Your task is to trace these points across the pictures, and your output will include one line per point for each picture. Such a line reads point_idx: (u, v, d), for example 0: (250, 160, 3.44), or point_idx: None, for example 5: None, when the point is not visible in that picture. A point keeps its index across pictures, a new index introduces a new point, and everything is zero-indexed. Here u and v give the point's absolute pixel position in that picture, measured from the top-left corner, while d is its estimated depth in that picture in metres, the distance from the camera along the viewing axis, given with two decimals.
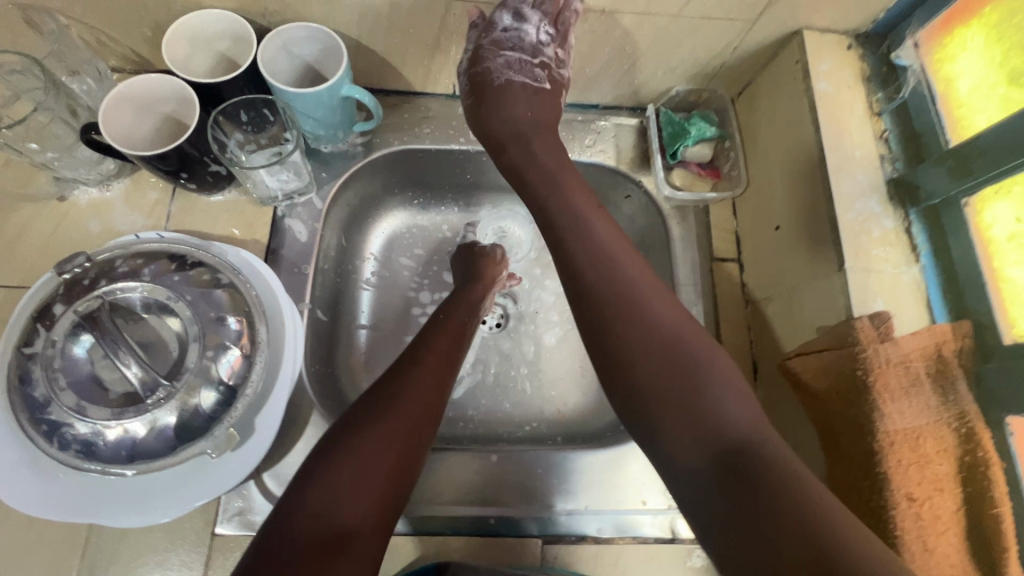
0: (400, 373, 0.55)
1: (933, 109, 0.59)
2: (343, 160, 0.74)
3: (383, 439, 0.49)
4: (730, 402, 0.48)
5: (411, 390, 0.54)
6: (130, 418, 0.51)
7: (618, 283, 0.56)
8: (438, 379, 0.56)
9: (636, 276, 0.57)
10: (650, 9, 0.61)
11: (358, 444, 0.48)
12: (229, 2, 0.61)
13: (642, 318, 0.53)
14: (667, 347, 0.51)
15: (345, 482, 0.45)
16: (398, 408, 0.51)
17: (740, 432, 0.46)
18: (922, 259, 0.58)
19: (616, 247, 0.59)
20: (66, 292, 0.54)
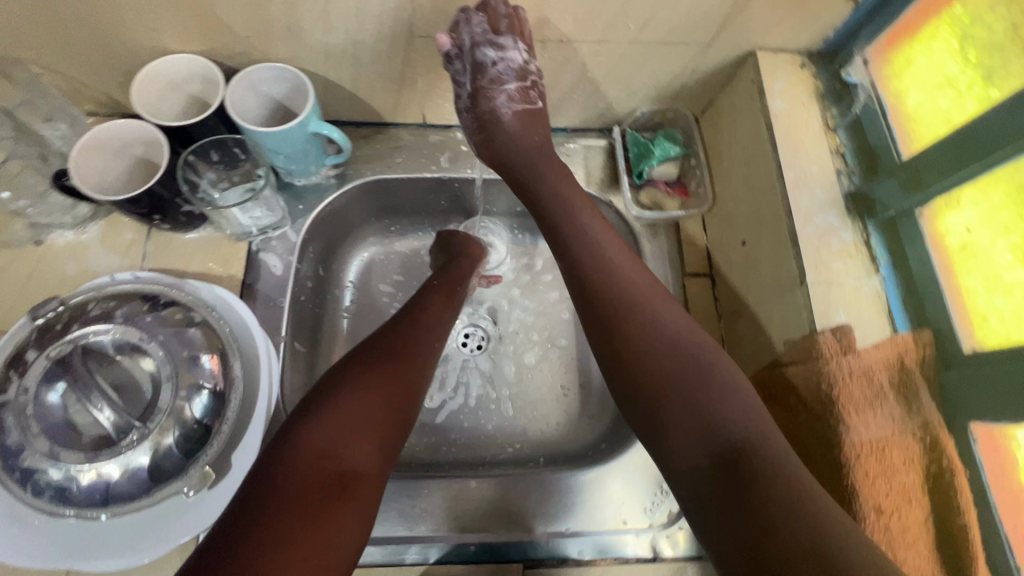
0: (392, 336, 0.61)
1: (885, 124, 0.61)
2: (316, 193, 0.76)
3: (382, 394, 0.54)
4: (731, 403, 0.49)
5: (406, 352, 0.59)
6: (104, 462, 0.52)
7: (627, 289, 0.58)
8: (426, 350, 0.62)
9: (643, 282, 0.59)
10: (606, 37, 0.63)
11: (359, 395, 0.53)
12: (196, 46, 0.62)
13: (650, 320, 0.56)
14: (671, 347, 0.53)
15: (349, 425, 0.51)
16: (391, 369, 0.57)
17: (739, 432, 0.48)
18: (881, 271, 0.58)
19: (626, 259, 0.61)
20: (39, 338, 0.55)
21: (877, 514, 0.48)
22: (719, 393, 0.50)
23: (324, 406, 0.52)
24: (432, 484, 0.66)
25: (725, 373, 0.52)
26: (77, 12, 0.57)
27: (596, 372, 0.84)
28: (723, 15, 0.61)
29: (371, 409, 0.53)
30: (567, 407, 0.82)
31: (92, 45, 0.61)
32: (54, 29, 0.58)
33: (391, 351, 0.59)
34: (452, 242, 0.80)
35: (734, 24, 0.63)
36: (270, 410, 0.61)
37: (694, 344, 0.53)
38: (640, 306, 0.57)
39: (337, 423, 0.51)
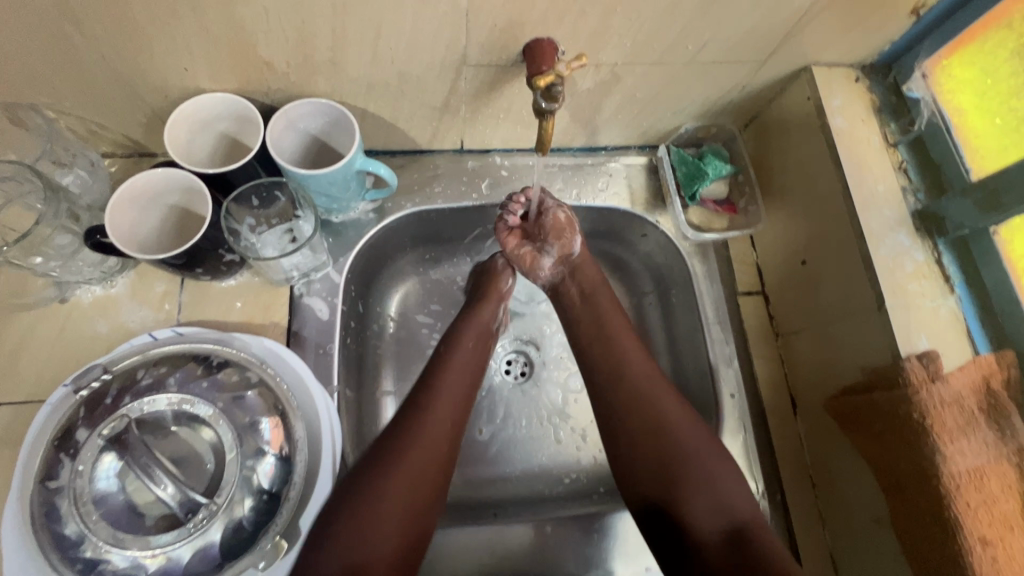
0: (405, 425, 0.58)
1: (950, 138, 0.60)
2: (356, 229, 0.72)
3: (403, 492, 0.54)
4: (731, 489, 0.57)
5: (423, 440, 0.57)
6: (173, 544, 0.48)
7: (641, 402, 0.62)
8: (450, 432, 0.59)
9: (655, 396, 0.62)
10: (662, 60, 0.61)
11: (376, 498, 0.52)
12: (230, 84, 0.58)
13: (663, 431, 0.60)
14: (682, 462, 0.58)
15: (363, 531, 0.51)
16: (408, 466, 0.55)
17: (742, 514, 0.56)
18: (956, 290, 0.58)
19: (643, 370, 0.64)
20: (88, 414, 0.51)
21: (984, 545, 0.49)
22: (721, 483, 0.57)
23: (342, 508, 0.52)
24: (501, 528, 0.64)
25: (725, 467, 0.58)
26: (104, 54, 0.52)
27: None
28: (784, 33, 0.59)
29: (389, 511, 0.52)
30: None
31: (117, 87, 0.56)
32: (77, 72, 0.53)
33: (406, 446, 0.56)
34: (481, 277, 0.76)
35: (793, 42, 0.61)
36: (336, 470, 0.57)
37: (716, 473, 0.57)
38: (653, 419, 0.60)
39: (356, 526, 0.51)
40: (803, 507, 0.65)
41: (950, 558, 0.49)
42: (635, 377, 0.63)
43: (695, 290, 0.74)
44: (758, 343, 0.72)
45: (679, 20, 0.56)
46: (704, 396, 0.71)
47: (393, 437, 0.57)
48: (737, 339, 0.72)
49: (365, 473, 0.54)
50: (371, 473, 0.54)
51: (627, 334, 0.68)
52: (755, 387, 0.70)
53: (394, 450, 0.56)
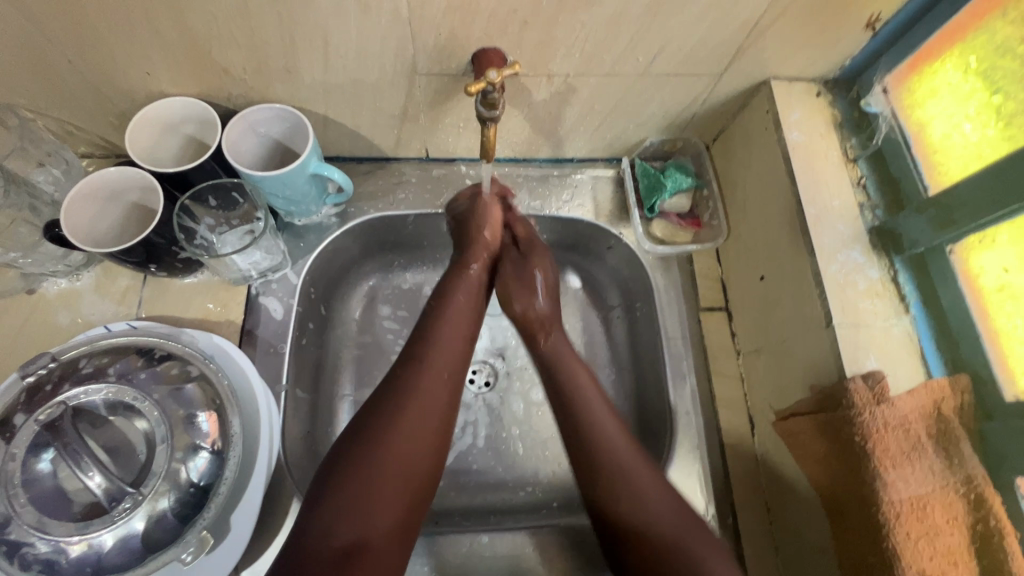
0: (405, 384, 0.54)
1: (909, 155, 0.59)
2: (317, 233, 0.73)
3: (402, 450, 0.50)
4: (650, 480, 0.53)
5: (422, 396, 0.54)
6: (96, 530, 0.49)
7: (572, 396, 0.59)
8: (448, 381, 0.56)
9: (585, 394, 0.59)
10: (615, 71, 0.61)
11: (373, 461, 0.49)
12: (192, 89, 0.60)
13: (594, 432, 0.56)
14: (610, 464, 0.54)
15: (363, 503, 0.48)
16: (409, 424, 0.52)
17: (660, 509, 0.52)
18: (911, 310, 0.56)
19: (569, 365, 0.62)
20: (27, 401, 0.53)
21: None
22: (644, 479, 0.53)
23: (336, 482, 0.48)
24: (440, 539, 0.63)
25: (653, 472, 0.54)
26: (68, 59, 0.55)
27: None
28: (737, 46, 0.59)
29: (390, 474, 0.49)
30: None
31: (85, 91, 0.59)
32: (45, 76, 0.56)
33: (405, 401, 0.53)
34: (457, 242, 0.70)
35: (749, 55, 0.60)
36: (272, 466, 0.58)
37: (644, 474, 0.54)
38: (583, 415, 0.58)
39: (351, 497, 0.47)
40: (757, 533, 0.62)
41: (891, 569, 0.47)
42: (568, 372, 0.61)
43: (655, 303, 0.73)
44: (719, 361, 0.70)
45: (626, 32, 0.56)
46: (660, 412, 0.69)
47: (391, 397, 0.53)
48: (696, 355, 0.70)
49: (360, 434, 0.51)
50: (369, 433, 0.51)
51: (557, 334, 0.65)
52: (713, 406, 0.67)
53: (393, 409, 0.52)
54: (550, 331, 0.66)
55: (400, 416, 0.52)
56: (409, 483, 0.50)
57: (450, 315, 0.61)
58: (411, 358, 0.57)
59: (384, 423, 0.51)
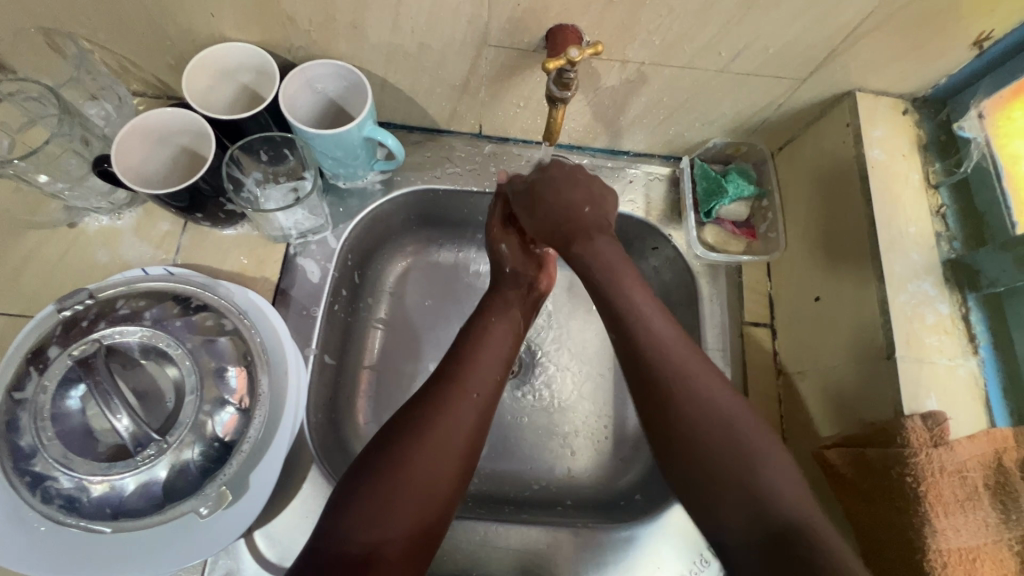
0: (436, 398, 0.52)
1: (1000, 188, 0.56)
2: (360, 198, 0.71)
3: (423, 468, 0.47)
4: (704, 387, 0.49)
5: (451, 411, 0.51)
6: (118, 474, 0.49)
7: (682, 380, 0.49)
8: (476, 405, 0.52)
9: (685, 358, 0.50)
10: (693, 64, 0.58)
11: (394, 473, 0.46)
12: (254, 36, 0.58)
13: (713, 414, 0.48)
14: (727, 445, 0.47)
15: (382, 512, 0.45)
16: (435, 435, 0.49)
17: (709, 411, 0.48)
18: (980, 352, 0.53)
19: (685, 348, 0.51)
20: (63, 334, 0.52)
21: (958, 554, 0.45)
22: (689, 381, 0.49)
23: (357, 490, 0.46)
24: (455, 524, 0.62)
25: (778, 456, 0.47)
26: None
27: (633, 416, 0.75)
28: (830, 50, 0.55)
29: (411, 484, 0.46)
30: (600, 447, 0.74)
31: (148, 28, 0.58)
32: (110, 6, 0.55)
33: (439, 415, 0.50)
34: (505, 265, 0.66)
35: (841, 60, 0.57)
36: (296, 428, 0.57)
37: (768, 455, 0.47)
38: (732, 433, 0.47)
39: (371, 512, 0.45)
40: None
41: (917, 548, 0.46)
42: (663, 337, 0.51)
43: (698, 311, 0.70)
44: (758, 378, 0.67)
45: (714, 24, 0.52)
46: None
47: (425, 410, 0.50)
48: (735, 371, 0.67)
49: (382, 444, 0.49)
50: (393, 445, 0.48)
51: (675, 329, 0.52)
52: None
53: (424, 414, 0.50)
54: (654, 317, 0.52)
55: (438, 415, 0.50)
56: (430, 499, 0.47)
57: (487, 337, 0.58)
58: (450, 372, 0.54)
59: (414, 433, 0.49)
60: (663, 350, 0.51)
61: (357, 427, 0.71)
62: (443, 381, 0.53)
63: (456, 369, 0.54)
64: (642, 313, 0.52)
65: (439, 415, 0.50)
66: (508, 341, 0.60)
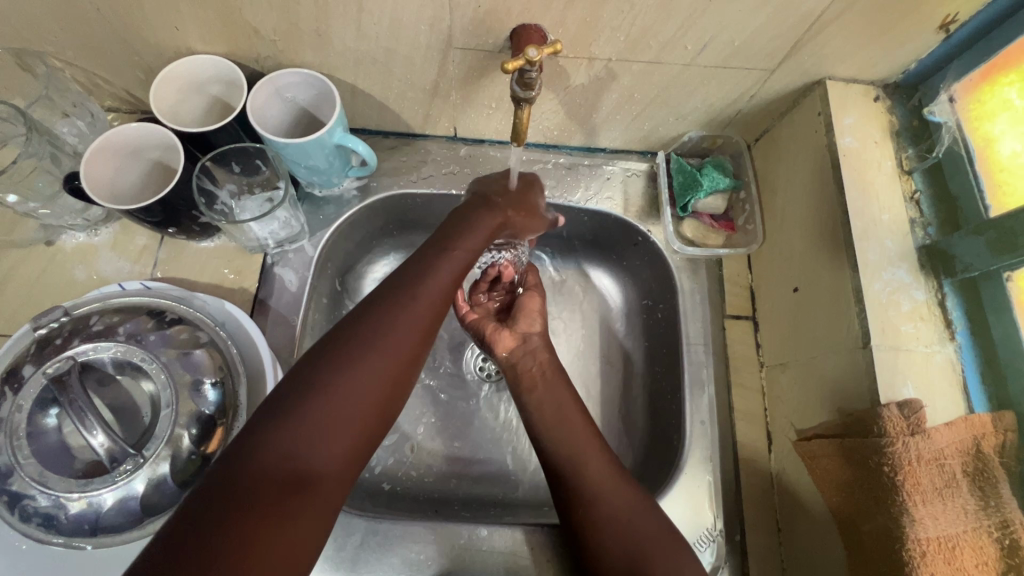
0: (339, 358, 0.44)
1: (971, 172, 0.55)
2: (337, 206, 0.71)
3: (327, 445, 0.41)
4: (619, 500, 0.54)
5: (354, 374, 0.44)
6: (95, 491, 0.49)
7: (606, 491, 0.54)
8: (418, 327, 0.48)
9: (614, 478, 0.55)
10: (660, 58, 0.57)
11: (292, 453, 0.40)
12: (220, 48, 0.59)
13: (627, 528, 0.52)
14: (630, 552, 0.51)
15: (319, 404, 0.42)
16: (337, 409, 0.42)
17: (618, 528, 0.52)
18: (957, 337, 0.53)
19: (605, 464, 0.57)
20: (37, 353, 0.52)
21: (940, 544, 0.44)
22: (622, 506, 0.53)
23: (287, 394, 0.42)
24: (439, 528, 0.62)
25: (678, 553, 0.51)
26: (97, 8, 0.53)
27: None
28: (796, 40, 0.55)
29: (311, 467, 0.40)
30: None
31: (114, 44, 0.58)
32: (75, 24, 0.55)
33: (368, 343, 0.46)
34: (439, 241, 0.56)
35: (808, 49, 0.56)
36: None
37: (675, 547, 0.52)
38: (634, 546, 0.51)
39: (305, 393, 0.42)
40: (765, 556, 0.60)
41: (895, 537, 0.46)
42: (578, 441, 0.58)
43: (678, 306, 0.69)
44: (740, 371, 0.66)
45: (676, 18, 0.52)
46: (674, 422, 0.66)
47: (351, 341, 0.46)
48: (717, 366, 0.66)
49: (299, 377, 0.44)
50: (329, 353, 0.45)
51: (591, 437, 0.59)
52: (730, 420, 0.64)
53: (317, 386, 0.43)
54: (573, 414, 0.60)
55: (335, 387, 0.43)
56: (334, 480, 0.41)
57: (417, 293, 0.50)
58: (382, 297, 0.49)
59: (299, 415, 0.41)
60: (575, 441, 0.58)
61: None
62: (377, 305, 0.48)
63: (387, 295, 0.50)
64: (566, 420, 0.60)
65: (368, 348, 0.45)
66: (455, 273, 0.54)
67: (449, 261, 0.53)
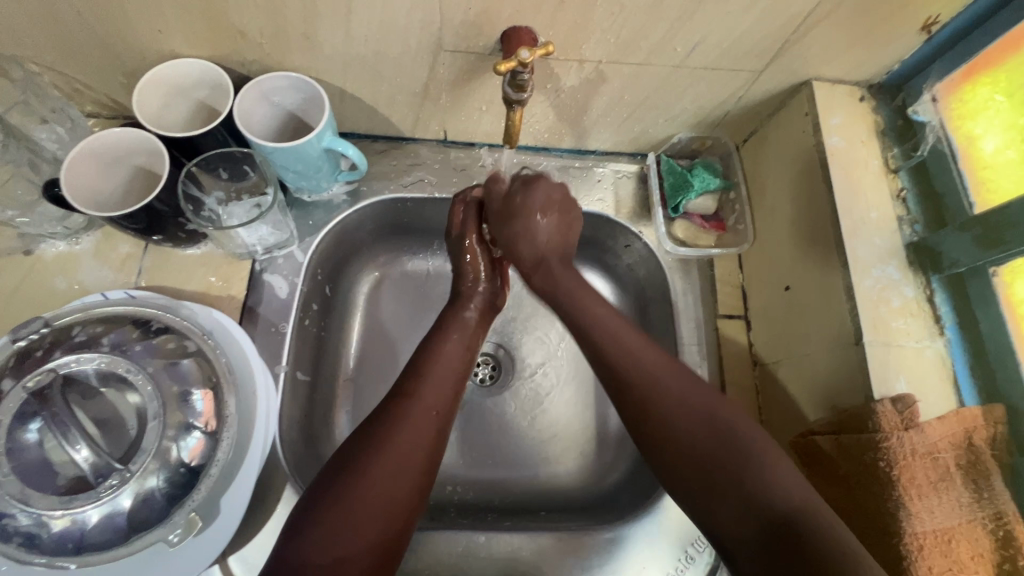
0: (396, 408, 0.51)
1: (955, 168, 0.56)
2: (326, 210, 0.70)
3: (388, 474, 0.47)
4: (680, 387, 0.50)
5: (410, 419, 0.51)
6: (80, 507, 0.47)
7: (651, 381, 0.51)
8: (434, 415, 0.53)
9: (661, 367, 0.52)
10: (650, 60, 0.58)
11: (357, 479, 0.46)
12: (204, 51, 0.57)
13: (688, 412, 0.49)
14: (712, 444, 0.47)
15: (347, 518, 0.44)
16: (396, 443, 0.49)
17: (681, 417, 0.49)
18: (946, 332, 0.53)
19: (653, 355, 0.53)
20: (16, 366, 0.51)
21: (938, 537, 0.45)
22: (679, 391, 0.50)
23: (322, 493, 0.46)
24: (437, 536, 0.61)
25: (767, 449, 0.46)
26: (76, 10, 0.52)
27: (614, 415, 0.75)
28: (782, 41, 0.55)
29: (371, 498, 0.46)
30: (583, 448, 0.73)
31: (94, 47, 0.56)
32: (53, 27, 0.54)
33: (393, 425, 0.50)
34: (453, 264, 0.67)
35: (795, 50, 0.57)
36: (267, 446, 0.56)
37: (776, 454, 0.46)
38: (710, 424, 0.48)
39: (345, 494, 0.46)
40: None
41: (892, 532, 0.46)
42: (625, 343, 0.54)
43: (672, 306, 0.69)
44: (734, 371, 0.66)
45: (666, 19, 0.52)
46: None
47: (378, 423, 0.50)
48: (711, 365, 0.66)
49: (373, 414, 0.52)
50: (362, 441, 0.49)
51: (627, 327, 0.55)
52: None
53: (379, 428, 0.50)
54: (617, 327, 0.55)
55: (395, 426, 0.50)
56: (390, 514, 0.46)
57: (440, 353, 0.58)
58: (401, 387, 0.54)
59: (371, 445, 0.48)
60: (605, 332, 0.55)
61: (334, 441, 0.70)
62: (394, 395, 0.53)
63: (410, 382, 0.54)
64: (630, 352, 0.53)
65: (395, 424, 0.50)
66: (463, 351, 0.60)
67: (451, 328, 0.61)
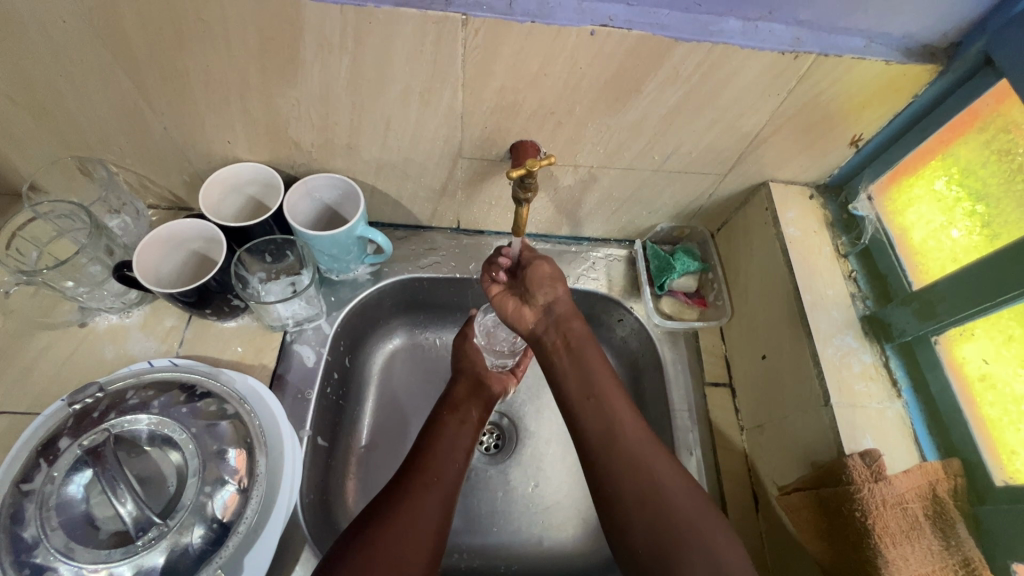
0: (411, 478, 0.59)
1: (893, 254, 0.66)
2: (351, 288, 0.79)
3: (403, 534, 0.53)
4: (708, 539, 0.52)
5: (422, 491, 0.58)
6: (117, 561, 0.50)
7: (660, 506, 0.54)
8: (440, 490, 0.59)
9: (688, 513, 0.54)
10: (633, 165, 0.70)
11: (374, 538, 0.52)
12: (262, 156, 0.69)
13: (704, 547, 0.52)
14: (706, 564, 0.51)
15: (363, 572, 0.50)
16: (411, 508, 0.56)
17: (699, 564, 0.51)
18: (903, 394, 0.61)
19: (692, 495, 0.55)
20: (74, 425, 0.56)
21: None
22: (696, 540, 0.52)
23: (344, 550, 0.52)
24: None
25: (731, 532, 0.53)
26: (164, 126, 0.63)
27: None
28: (740, 152, 0.68)
29: (387, 557, 0.51)
30: (584, 514, 0.76)
31: (169, 152, 0.68)
32: (141, 138, 0.65)
33: (407, 497, 0.57)
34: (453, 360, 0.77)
35: (752, 158, 0.69)
36: (291, 507, 0.58)
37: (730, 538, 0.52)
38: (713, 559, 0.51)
39: (362, 557, 0.51)
40: None
41: None
42: (659, 486, 0.55)
43: (663, 375, 0.76)
44: (723, 435, 0.72)
45: (645, 135, 0.65)
46: None
47: (397, 493, 0.57)
48: (702, 430, 0.72)
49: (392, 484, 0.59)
50: (383, 507, 0.56)
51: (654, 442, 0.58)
52: (718, 481, 0.68)
53: (397, 496, 0.57)
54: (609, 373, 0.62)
55: (411, 495, 0.57)
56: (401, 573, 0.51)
57: (445, 434, 0.65)
58: (415, 462, 0.61)
59: (391, 509, 0.55)
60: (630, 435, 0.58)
61: (347, 506, 0.73)
62: (412, 469, 0.60)
63: (420, 459, 0.62)
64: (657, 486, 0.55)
65: (410, 493, 0.57)
66: (467, 429, 0.68)
67: (452, 413, 0.69)
